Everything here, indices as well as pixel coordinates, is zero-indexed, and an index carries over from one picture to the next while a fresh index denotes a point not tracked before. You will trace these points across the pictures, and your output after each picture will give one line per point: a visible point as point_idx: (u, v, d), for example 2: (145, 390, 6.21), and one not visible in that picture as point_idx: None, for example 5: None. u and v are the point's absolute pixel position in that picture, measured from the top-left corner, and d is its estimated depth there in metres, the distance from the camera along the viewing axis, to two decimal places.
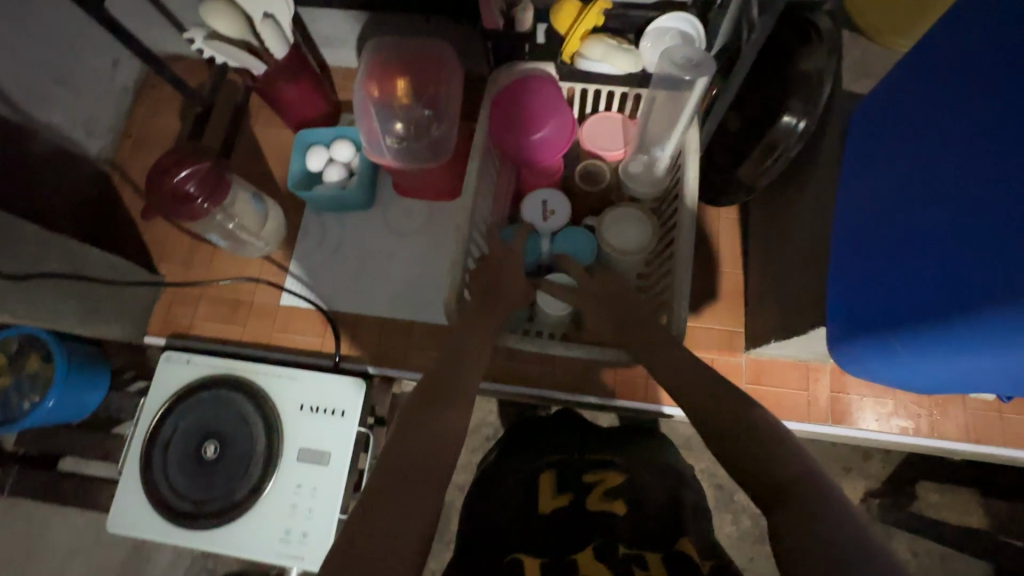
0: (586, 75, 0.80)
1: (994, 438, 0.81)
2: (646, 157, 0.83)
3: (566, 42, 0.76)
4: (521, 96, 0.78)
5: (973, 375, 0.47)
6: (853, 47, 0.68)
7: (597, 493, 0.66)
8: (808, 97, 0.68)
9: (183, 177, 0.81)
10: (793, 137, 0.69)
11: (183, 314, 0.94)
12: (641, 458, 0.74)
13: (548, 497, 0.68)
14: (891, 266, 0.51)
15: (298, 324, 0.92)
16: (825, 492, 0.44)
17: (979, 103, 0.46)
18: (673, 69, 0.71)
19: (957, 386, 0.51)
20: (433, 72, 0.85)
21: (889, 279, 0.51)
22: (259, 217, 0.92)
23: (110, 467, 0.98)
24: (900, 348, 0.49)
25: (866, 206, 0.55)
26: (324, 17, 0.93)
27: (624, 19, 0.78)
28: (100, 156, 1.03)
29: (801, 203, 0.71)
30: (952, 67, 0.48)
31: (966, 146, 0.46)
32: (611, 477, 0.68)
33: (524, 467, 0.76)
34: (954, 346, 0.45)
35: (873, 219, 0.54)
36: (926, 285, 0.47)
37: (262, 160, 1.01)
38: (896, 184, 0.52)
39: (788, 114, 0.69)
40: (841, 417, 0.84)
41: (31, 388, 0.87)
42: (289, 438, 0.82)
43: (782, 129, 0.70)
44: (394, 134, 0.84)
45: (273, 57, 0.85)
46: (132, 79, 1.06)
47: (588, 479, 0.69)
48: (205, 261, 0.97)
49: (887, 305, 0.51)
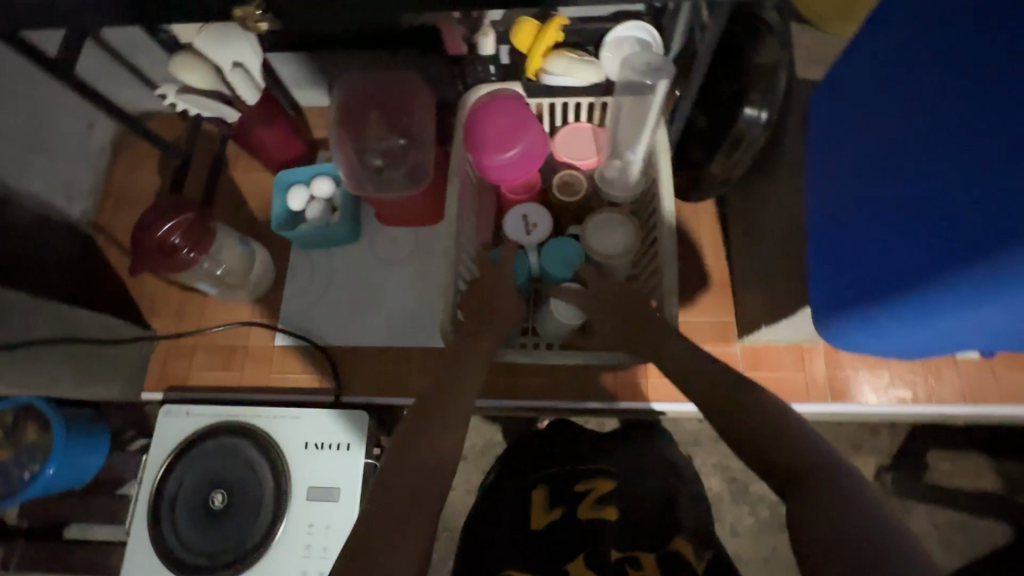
0: (552, 90, 0.83)
1: (990, 397, 0.83)
2: (620, 162, 0.86)
3: (529, 60, 0.79)
4: (492, 116, 0.80)
5: (956, 335, 0.48)
6: (803, 37, 0.71)
7: (588, 502, 0.68)
8: (766, 88, 0.71)
9: (167, 230, 0.81)
10: (758, 127, 0.73)
11: (179, 366, 0.93)
12: (633, 460, 0.75)
13: (540, 510, 0.70)
14: (865, 239, 0.52)
15: (295, 363, 0.92)
16: (834, 475, 0.44)
17: (931, 75, 0.48)
18: (635, 74, 0.73)
19: (942, 348, 0.52)
20: (403, 102, 0.87)
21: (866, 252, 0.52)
22: (245, 260, 0.93)
23: (117, 530, 0.97)
24: (883, 318, 0.51)
25: (835, 184, 0.57)
26: (292, 60, 0.96)
27: (583, 33, 0.82)
28: (83, 219, 1.03)
29: (772, 189, 0.74)
30: (897, 47, 0.51)
31: (920, 117, 0.48)
32: (601, 484, 0.70)
33: (517, 481, 0.77)
34: (935, 309, 0.46)
35: (842, 196, 0.56)
36: (901, 253, 0.48)
37: (244, 204, 1.02)
38: (859, 160, 0.54)
39: (750, 106, 0.74)
40: (840, 393, 0.85)
41: (30, 458, 0.86)
42: (296, 477, 0.81)
43: (746, 121, 0.75)
44: (372, 165, 0.85)
45: (245, 103, 0.87)
46: (108, 140, 1.08)
47: (579, 488, 0.71)
48: (196, 310, 0.97)
49: (866, 277, 0.52)
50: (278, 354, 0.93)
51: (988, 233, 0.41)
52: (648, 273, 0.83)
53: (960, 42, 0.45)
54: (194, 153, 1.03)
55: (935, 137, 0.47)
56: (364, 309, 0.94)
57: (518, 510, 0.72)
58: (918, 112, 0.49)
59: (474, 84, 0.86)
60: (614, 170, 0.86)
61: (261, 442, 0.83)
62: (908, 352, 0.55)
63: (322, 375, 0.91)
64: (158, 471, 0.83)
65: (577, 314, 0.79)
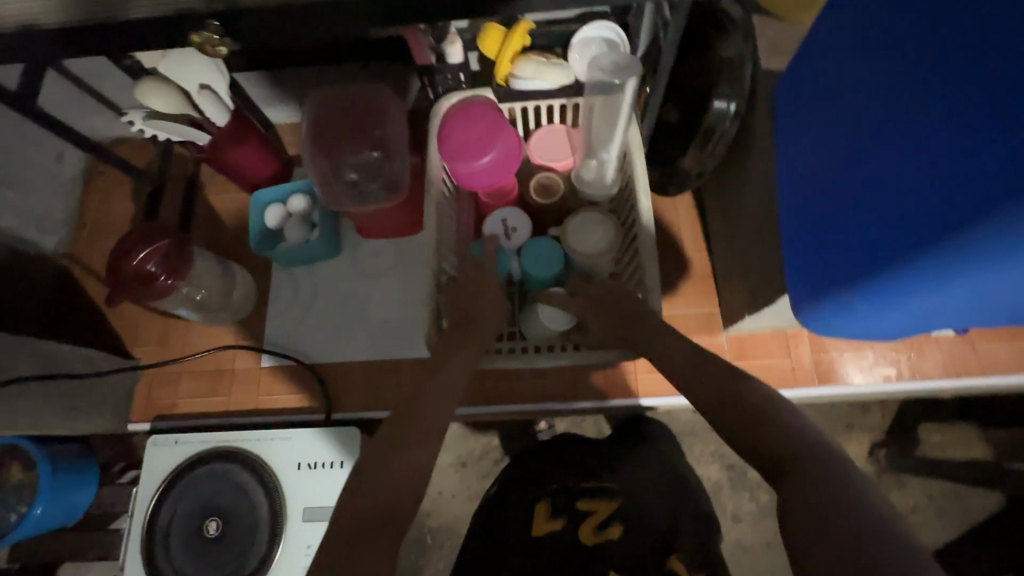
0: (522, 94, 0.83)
1: (972, 369, 0.84)
2: (596, 161, 0.85)
3: (498, 65, 0.78)
4: (464, 125, 0.80)
5: (926, 314, 0.50)
6: (765, 28, 0.72)
7: (590, 526, 0.73)
8: (732, 80, 0.72)
9: (142, 258, 0.80)
10: (727, 120, 0.73)
11: (165, 394, 0.92)
12: (635, 477, 0.79)
13: (541, 521, 0.75)
14: (832, 227, 0.54)
15: (283, 383, 0.91)
16: (827, 467, 0.45)
17: (897, 57, 0.47)
18: (603, 75, 0.74)
19: (915, 327, 0.54)
20: (375, 115, 0.86)
21: (834, 239, 0.53)
22: (226, 282, 0.92)
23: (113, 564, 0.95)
24: (855, 302, 0.52)
25: (802, 175, 0.58)
26: (261, 78, 0.95)
27: (548, 36, 0.82)
28: (58, 252, 1.02)
29: (746, 179, 0.74)
30: (850, 39, 0.53)
31: (874, 106, 0.50)
32: (603, 506, 0.75)
33: (521, 488, 0.81)
34: (902, 291, 0.47)
35: (810, 186, 0.57)
36: (865, 239, 0.50)
37: (222, 226, 1.01)
38: (823, 150, 0.56)
39: (719, 99, 0.73)
40: (827, 375, 0.86)
41: (17, 499, 0.84)
42: (291, 499, 0.81)
43: (716, 114, 0.74)
44: (347, 181, 0.85)
45: (216, 125, 0.87)
46: (79, 170, 1.06)
47: (582, 506, 0.76)
48: (180, 337, 0.96)
49: (836, 265, 0.53)
50: (265, 375, 0.92)
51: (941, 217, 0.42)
52: (628, 271, 0.84)
53: (925, 23, 0.45)
54: (167, 178, 1.02)
55: (901, 122, 0.46)
56: (348, 324, 0.93)
57: (520, 517, 0.77)
58: (885, 96, 0.48)
59: (445, 93, 0.86)
60: (590, 171, 0.86)
61: (252, 466, 0.82)
62: (884, 333, 0.56)
63: (310, 394, 0.90)
64: (149, 503, 0.82)
65: (566, 319, 0.80)
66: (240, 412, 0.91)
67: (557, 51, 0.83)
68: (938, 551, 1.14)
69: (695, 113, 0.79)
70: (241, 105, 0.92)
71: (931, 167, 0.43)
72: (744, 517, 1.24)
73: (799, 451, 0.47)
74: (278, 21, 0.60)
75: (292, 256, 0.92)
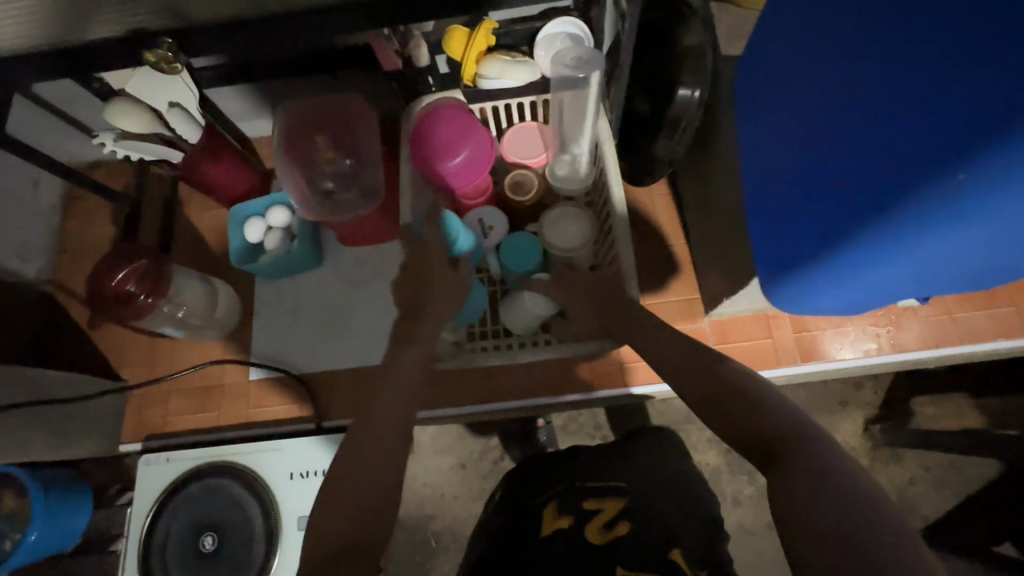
0: (490, 93, 0.83)
1: (951, 339, 0.85)
2: (568, 157, 0.87)
3: (463, 66, 0.79)
4: (435, 127, 0.81)
5: (885, 284, 0.51)
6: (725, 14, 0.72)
7: (598, 525, 0.69)
8: (695, 68, 0.73)
9: (121, 278, 0.82)
10: (693, 107, 0.73)
11: (155, 414, 0.92)
12: (644, 478, 0.78)
13: (550, 521, 0.72)
14: (791, 208, 0.55)
15: (272, 395, 0.91)
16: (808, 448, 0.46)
17: (850, 36, 0.47)
18: (567, 70, 0.74)
19: (876, 299, 0.55)
20: (347, 124, 0.87)
21: (792, 220, 0.54)
22: (208, 299, 0.92)
23: None
24: (818, 279, 0.53)
25: (761, 158, 0.59)
26: (233, 93, 0.96)
27: (513, 35, 0.82)
28: (41, 278, 1.02)
29: (715, 165, 0.75)
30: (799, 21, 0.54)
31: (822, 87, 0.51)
32: (611, 505, 0.72)
33: (529, 503, 0.79)
34: (861, 264, 0.49)
35: (769, 168, 0.58)
36: (821, 217, 0.51)
37: (203, 243, 1.02)
38: (778, 132, 0.57)
39: (683, 86, 0.73)
40: (810, 354, 0.87)
41: (8, 527, 0.83)
42: (285, 509, 0.81)
43: (681, 102, 0.74)
44: (323, 190, 0.85)
45: (188, 142, 0.87)
46: (58, 196, 1.06)
47: (589, 506, 0.73)
48: (167, 355, 0.96)
49: (796, 244, 0.54)
50: (254, 388, 0.92)
51: (890, 190, 0.44)
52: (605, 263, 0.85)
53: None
54: (146, 198, 1.02)
55: (847, 101, 0.48)
56: (333, 333, 0.93)
57: (528, 525, 0.74)
58: (839, 75, 0.49)
59: (415, 97, 0.86)
60: (563, 167, 0.87)
61: (246, 479, 0.83)
62: (849, 307, 0.58)
63: (298, 404, 0.91)
64: (144, 521, 0.82)
65: (550, 304, 0.80)
66: (229, 427, 0.91)
67: (523, 49, 0.84)
68: (936, 522, 1.15)
69: (662, 104, 0.80)
70: (212, 120, 0.92)
71: (878, 142, 0.44)
72: (744, 501, 1.25)
73: (781, 432, 0.48)
74: (237, 35, 0.61)
75: (273, 268, 0.92)
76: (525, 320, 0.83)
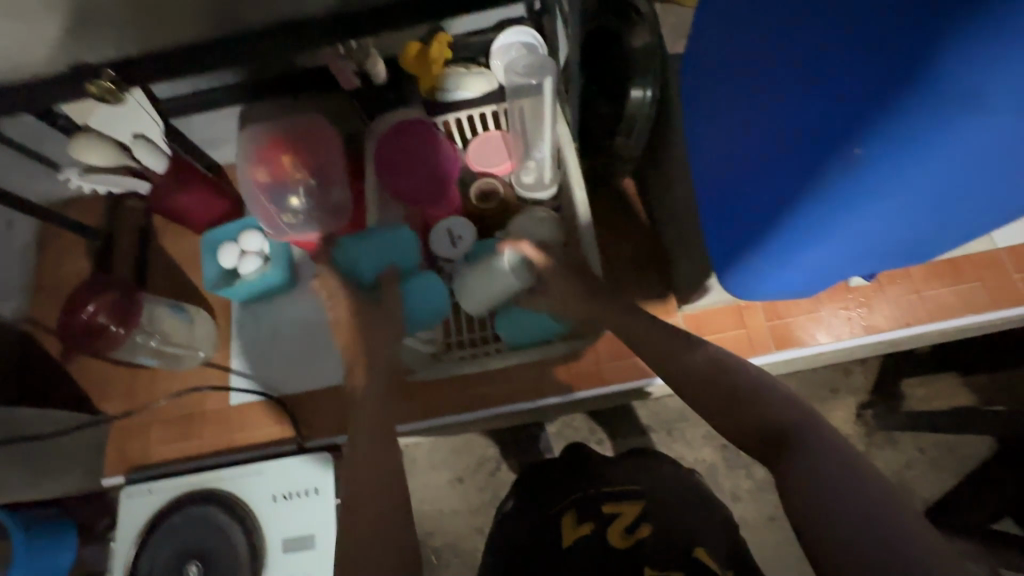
0: (451, 104, 0.86)
1: (921, 317, 0.86)
2: (533, 163, 0.86)
3: (421, 81, 0.82)
4: (398, 141, 0.82)
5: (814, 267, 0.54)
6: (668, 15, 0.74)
7: (619, 529, 0.69)
8: (644, 69, 0.74)
9: (91, 311, 0.82)
10: (645, 108, 0.75)
11: (136, 445, 0.92)
12: (654, 477, 0.77)
13: (571, 530, 0.72)
14: (722, 204, 0.58)
15: (253, 419, 0.91)
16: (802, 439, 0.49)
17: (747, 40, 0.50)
18: (518, 77, 0.80)
19: (813, 281, 0.58)
20: (314, 143, 0.87)
21: (724, 215, 0.58)
22: (186, 325, 0.92)
23: None
24: (752, 269, 0.56)
25: (696, 158, 0.62)
26: (200, 120, 0.98)
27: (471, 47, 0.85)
28: (17, 318, 1.02)
29: (671, 161, 0.76)
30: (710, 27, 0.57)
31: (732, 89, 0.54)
32: (629, 507, 0.72)
33: (546, 511, 0.79)
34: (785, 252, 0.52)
35: (703, 167, 0.61)
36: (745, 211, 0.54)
37: (178, 271, 1.02)
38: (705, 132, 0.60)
39: (635, 88, 0.75)
40: (785, 341, 0.88)
41: None
42: (270, 533, 0.81)
43: (635, 104, 0.75)
44: (290, 211, 0.86)
45: (155, 172, 0.88)
46: (31, 235, 1.06)
47: (608, 509, 0.73)
48: (146, 386, 0.95)
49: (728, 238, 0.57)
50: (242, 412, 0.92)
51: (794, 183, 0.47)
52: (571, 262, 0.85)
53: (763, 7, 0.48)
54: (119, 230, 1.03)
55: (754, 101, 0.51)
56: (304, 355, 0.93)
57: (547, 533, 0.74)
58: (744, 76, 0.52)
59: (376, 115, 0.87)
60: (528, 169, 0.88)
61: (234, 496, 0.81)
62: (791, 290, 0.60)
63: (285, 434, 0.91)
64: (127, 557, 0.81)
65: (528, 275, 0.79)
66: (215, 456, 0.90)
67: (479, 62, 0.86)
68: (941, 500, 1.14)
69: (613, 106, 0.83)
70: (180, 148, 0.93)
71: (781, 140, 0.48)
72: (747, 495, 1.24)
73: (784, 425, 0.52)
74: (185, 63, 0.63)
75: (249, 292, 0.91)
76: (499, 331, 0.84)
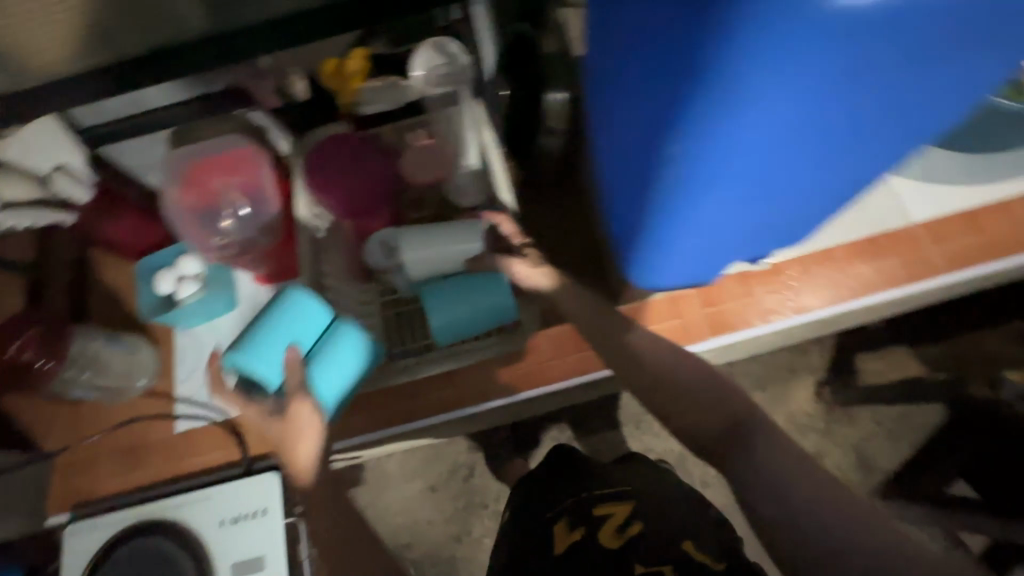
0: (376, 117, 0.91)
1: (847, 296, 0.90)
2: (461, 168, 0.90)
3: (338, 94, 0.89)
4: (316, 161, 0.88)
5: (695, 260, 0.71)
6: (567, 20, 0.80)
7: (613, 529, 0.87)
8: (558, 74, 0.78)
9: (18, 347, 0.86)
10: (561, 106, 0.79)
11: (81, 482, 0.90)
12: (645, 479, 0.99)
13: (566, 535, 0.90)
14: (619, 222, 0.73)
15: (203, 444, 0.90)
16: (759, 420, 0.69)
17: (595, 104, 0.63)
18: (426, 86, 0.89)
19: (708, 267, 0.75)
20: (237, 164, 0.90)
21: (623, 232, 0.73)
22: (126, 352, 0.92)
23: None
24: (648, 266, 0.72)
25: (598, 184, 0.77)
26: (128, 148, 0.93)
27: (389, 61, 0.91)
28: None
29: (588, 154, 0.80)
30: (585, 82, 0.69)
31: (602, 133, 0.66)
32: (621, 510, 0.90)
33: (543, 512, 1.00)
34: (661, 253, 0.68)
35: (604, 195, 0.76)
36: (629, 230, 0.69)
37: (122, 299, 1.01)
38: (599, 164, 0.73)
39: (551, 91, 0.79)
40: (721, 328, 0.90)
41: None
42: (220, 556, 0.81)
43: (550, 103, 0.79)
44: (221, 234, 0.91)
45: (79, 203, 0.90)
46: None
47: (602, 512, 0.92)
48: (92, 414, 0.94)
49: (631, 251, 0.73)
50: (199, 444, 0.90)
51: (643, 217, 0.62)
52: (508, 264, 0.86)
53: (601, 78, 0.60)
54: (51, 263, 1.00)
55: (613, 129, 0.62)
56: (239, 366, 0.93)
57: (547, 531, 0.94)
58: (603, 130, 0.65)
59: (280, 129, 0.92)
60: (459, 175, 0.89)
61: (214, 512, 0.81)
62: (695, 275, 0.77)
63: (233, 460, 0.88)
64: None
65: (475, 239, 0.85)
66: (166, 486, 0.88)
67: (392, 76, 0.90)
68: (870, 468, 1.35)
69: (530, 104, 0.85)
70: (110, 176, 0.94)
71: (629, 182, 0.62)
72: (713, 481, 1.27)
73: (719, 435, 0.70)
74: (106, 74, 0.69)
75: (192, 313, 0.90)
76: (438, 339, 0.85)
